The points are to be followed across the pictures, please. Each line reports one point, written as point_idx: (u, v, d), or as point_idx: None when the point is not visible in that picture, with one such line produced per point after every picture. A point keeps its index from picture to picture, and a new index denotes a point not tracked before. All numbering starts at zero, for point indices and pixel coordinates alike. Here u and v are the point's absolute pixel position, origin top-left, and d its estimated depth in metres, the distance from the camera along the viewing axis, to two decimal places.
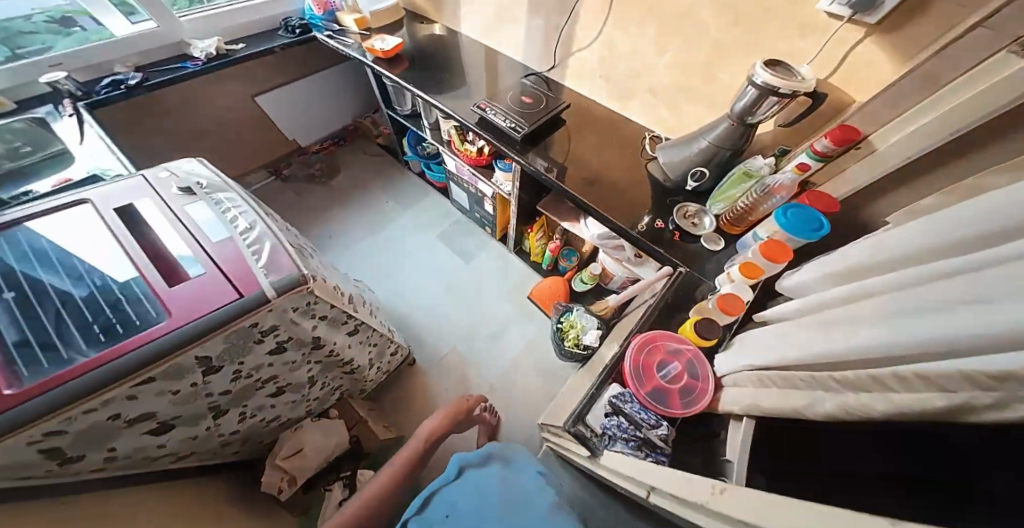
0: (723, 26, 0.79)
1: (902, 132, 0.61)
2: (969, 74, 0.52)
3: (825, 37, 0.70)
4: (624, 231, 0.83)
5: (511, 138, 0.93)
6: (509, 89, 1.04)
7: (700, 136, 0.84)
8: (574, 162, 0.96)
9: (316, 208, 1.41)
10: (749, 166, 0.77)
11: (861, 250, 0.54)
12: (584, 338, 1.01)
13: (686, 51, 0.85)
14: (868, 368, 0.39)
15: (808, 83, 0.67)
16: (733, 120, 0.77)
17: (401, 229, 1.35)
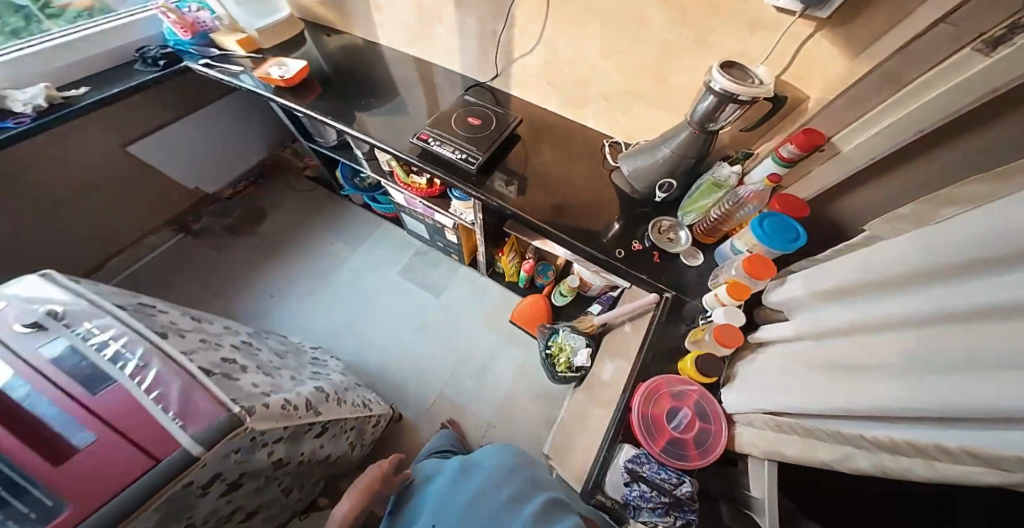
0: (670, 25, 0.72)
1: (865, 134, 0.60)
2: (938, 69, 0.51)
3: (775, 34, 0.67)
4: (597, 258, 0.80)
5: (466, 170, 0.86)
6: (451, 110, 0.94)
7: (661, 144, 0.79)
8: (536, 185, 0.89)
9: (250, 263, 1.29)
10: (717, 176, 0.75)
11: (850, 268, 0.53)
12: (575, 360, 0.96)
13: (634, 54, 0.79)
14: (901, 427, 0.37)
15: (765, 87, 0.64)
16: (694, 127, 0.73)
17: (360, 274, 1.23)
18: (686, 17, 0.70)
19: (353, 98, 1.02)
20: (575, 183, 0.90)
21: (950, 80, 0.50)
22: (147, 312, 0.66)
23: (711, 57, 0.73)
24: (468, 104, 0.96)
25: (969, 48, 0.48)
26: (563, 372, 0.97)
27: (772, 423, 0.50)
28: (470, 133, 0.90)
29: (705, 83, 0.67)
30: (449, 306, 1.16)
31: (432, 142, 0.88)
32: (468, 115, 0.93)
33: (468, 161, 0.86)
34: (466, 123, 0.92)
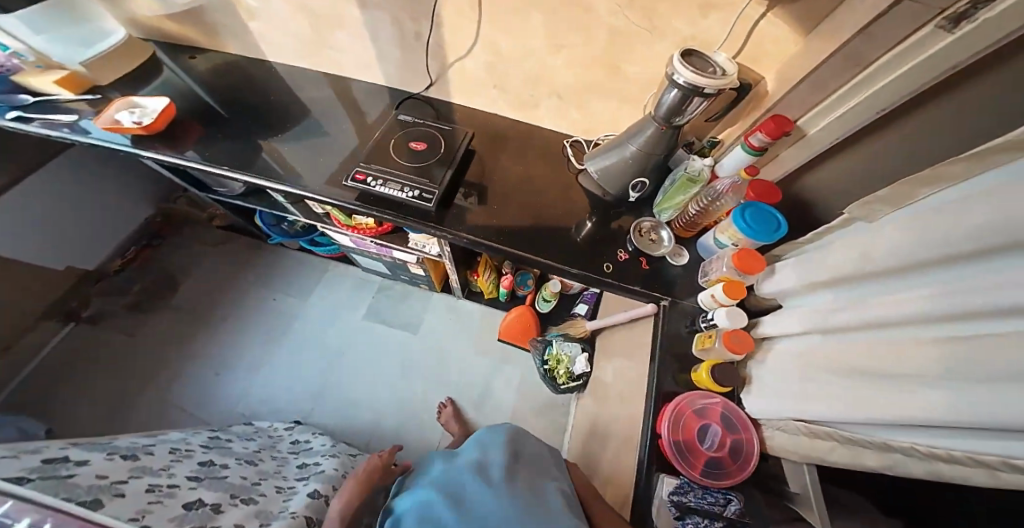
0: (617, 13, 0.64)
1: (832, 116, 0.60)
2: (897, 50, 0.50)
3: (734, 13, 0.61)
4: (582, 279, 0.75)
5: (424, 210, 0.75)
6: (388, 135, 0.83)
7: (626, 141, 0.74)
8: (504, 209, 0.80)
9: (184, 337, 1.20)
10: (689, 171, 0.72)
11: (841, 257, 0.55)
12: (574, 369, 0.96)
13: (581, 50, 0.71)
14: (957, 436, 0.37)
15: (728, 80, 0.59)
16: (660, 123, 0.68)
17: (320, 327, 1.18)
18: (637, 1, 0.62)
19: (253, 141, 0.91)
20: (546, 196, 0.83)
21: (911, 59, 0.49)
22: (64, 474, 0.54)
23: (665, 46, 0.66)
24: (411, 123, 0.84)
25: (931, 25, 0.46)
26: (564, 381, 0.97)
27: (806, 430, 0.52)
28: (416, 160, 0.79)
29: (667, 75, 0.62)
30: (430, 340, 1.11)
31: (374, 182, 0.75)
32: (410, 138, 0.82)
33: (425, 198, 0.75)
34: (409, 149, 0.80)
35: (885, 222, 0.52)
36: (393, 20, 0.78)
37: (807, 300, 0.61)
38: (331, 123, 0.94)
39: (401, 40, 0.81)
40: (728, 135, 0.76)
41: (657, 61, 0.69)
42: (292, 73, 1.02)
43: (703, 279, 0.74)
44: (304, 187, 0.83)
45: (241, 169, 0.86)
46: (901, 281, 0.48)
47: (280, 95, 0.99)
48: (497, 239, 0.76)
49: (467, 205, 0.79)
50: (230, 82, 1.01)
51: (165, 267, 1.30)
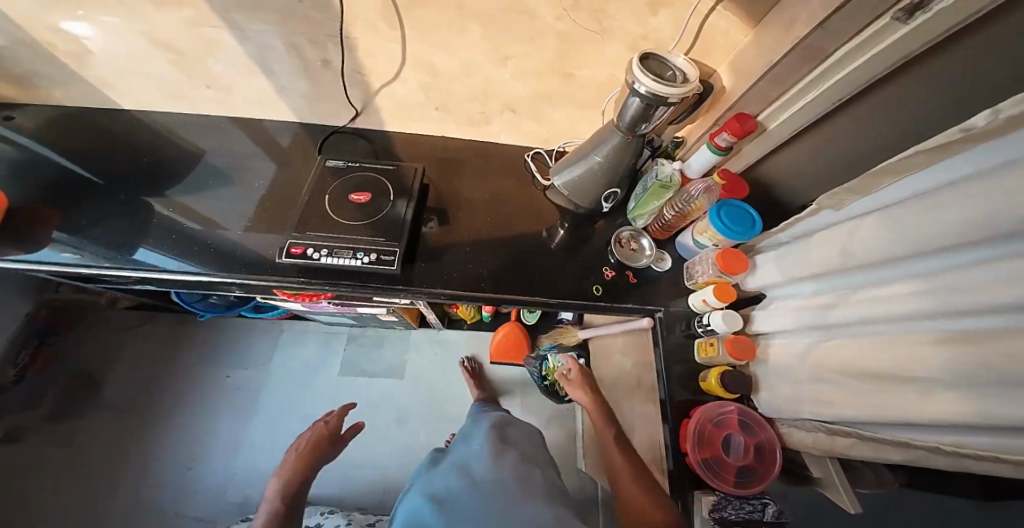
0: (559, 15, 0.55)
1: (791, 110, 0.57)
2: (855, 41, 0.46)
3: (686, 12, 0.54)
4: (570, 309, 0.69)
5: (387, 273, 0.64)
6: (318, 189, 0.70)
7: (590, 151, 0.68)
8: (476, 251, 0.71)
9: (128, 436, 1.05)
10: (661, 177, 0.67)
11: (824, 252, 0.57)
12: None
13: (525, 59, 0.62)
14: (973, 432, 0.41)
15: (689, 87, 0.52)
16: (625, 132, 0.62)
17: (294, 395, 1.07)
18: (581, 1, 0.53)
19: (142, 208, 0.73)
20: (515, 223, 0.75)
21: (866, 50, 0.46)
22: None
23: (617, 46, 0.59)
24: (360, 167, 0.73)
25: (886, 16, 0.42)
26: (566, 391, 0.99)
27: (825, 429, 0.57)
28: (362, 214, 0.67)
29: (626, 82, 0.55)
30: (420, 381, 1.08)
31: (318, 254, 0.63)
32: (349, 188, 0.70)
33: (387, 260, 0.64)
34: (351, 204, 0.68)
35: (859, 216, 0.53)
36: (290, 50, 0.64)
37: (792, 292, 0.63)
38: (243, 178, 0.78)
39: (308, 71, 0.67)
40: (689, 133, 0.72)
41: (610, 63, 0.62)
42: (177, 118, 0.82)
43: (690, 280, 0.73)
44: (215, 261, 0.68)
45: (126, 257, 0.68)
46: (884, 278, 0.50)
47: (168, 150, 0.79)
48: (476, 287, 0.67)
49: (435, 255, 0.69)
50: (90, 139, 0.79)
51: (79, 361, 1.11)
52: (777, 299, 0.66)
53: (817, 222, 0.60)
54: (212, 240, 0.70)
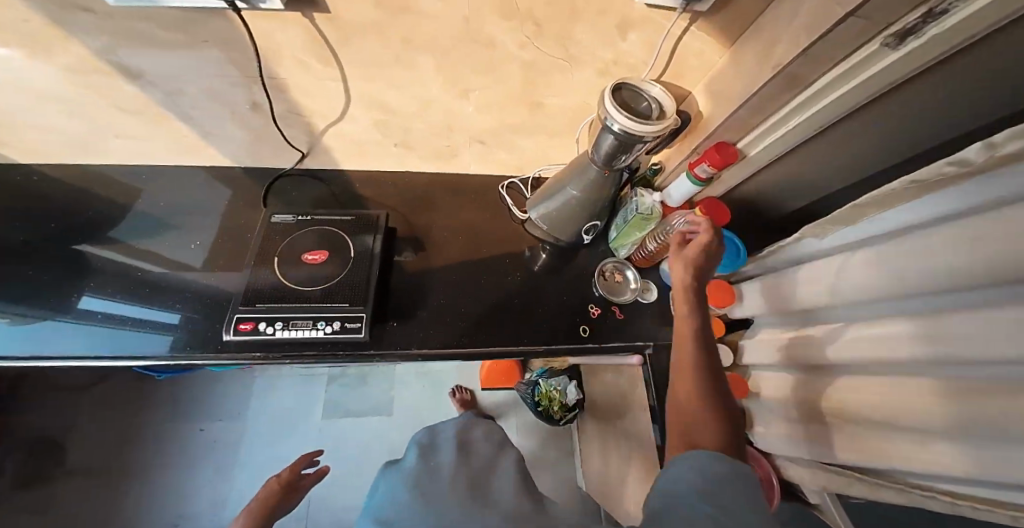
0: (522, 43, 0.48)
1: (770, 139, 0.52)
2: (839, 69, 0.41)
3: (659, 34, 0.47)
4: (556, 354, 0.65)
5: (355, 341, 0.58)
6: (267, 250, 0.63)
7: (566, 184, 0.62)
8: (451, 303, 0.66)
9: (89, 506, 0.94)
10: (641, 209, 0.63)
11: (808, 288, 0.56)
12: (567, 399, 0.99)
13: (488, 88, 0.55)
14: (977, 485, 0.40)
15: (665, 125, 0.46)
16: (601, 168, 0.56)
17: (275, 444, 1.01)
18: (544, 27, 0.46)
19: (82, 258, 0.66)
20: (492, 261, 0.71)
21: (851, 79, 0.41)
22: None
23: (586, 73, 0.52)
24: (313, 220, 0.67)
25: (874, 42, 0.37)
26: (561, 414, 1.00)
27: (822, 465, 0.60)
28: (321, 277, 0.61)
29: (599, 117, 0.50)
30: (410, 415, 1.07)
31: (271, 327, 0.56)
32: (302, 247, 0.64)
33: (353, 328, 0.58)
34: (305, 266, 0.62)
35: (846, 251, 0.51)
36: (212, 94, 0.54)
37: (780, 323, 0.64)
38: (183, 237, 0.69)
39: (237, 116, 0.58)
40: (667, 159, 0.67)
41: (579, 90, 0.56)
42: (97, 170, 0.72)
43: (676, 310, 0.70)
44: (185, 302, 0.63)
45: (67, 311, 0.61)
46: (872, 320, 0.49)
47: (90, 210, 0.69)
48: (457, 344, 0.63)
49: (410, 313, 0.64)
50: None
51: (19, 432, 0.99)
52: (765, 330, 0.67)
53: (800, 251, 0.59)
54: (182, 278, 0.65)
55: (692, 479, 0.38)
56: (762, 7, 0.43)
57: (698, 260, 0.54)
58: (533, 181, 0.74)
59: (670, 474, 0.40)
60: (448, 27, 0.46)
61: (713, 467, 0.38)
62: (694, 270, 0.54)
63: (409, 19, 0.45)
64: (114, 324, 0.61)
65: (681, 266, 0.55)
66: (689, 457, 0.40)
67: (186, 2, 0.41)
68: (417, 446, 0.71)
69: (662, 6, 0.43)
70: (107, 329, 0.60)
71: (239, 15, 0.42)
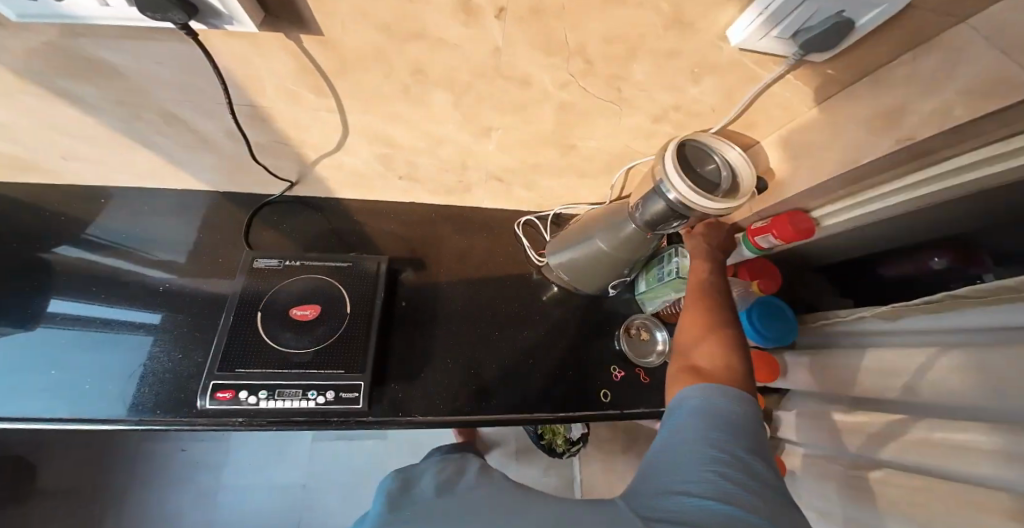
0: (564, 80, 0.39)
1: (854, 215, 0.44)
2: (970, 153, 0.34)
3: (741, 84, 0.36)
4: (576, 419, 0.61)
5: (352, 412, 0.52)
6: (256, 293, 0.55)
7: (597, 234, 0.55)
8: (466, 363, 0.61)
9: (115, 484, 1.09)
10: (683, 270, 0.55)
11: (877, 379, 0.49)
12: (571, 434, 1.08)
13: (509, 119, 0.47)
14: None
15: (735, 205, 0.37)
16: (643, 229, 0.48)
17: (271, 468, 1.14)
18: (595, 64, 0.36)
19: (51, 267, 0.59)
20: (506, 313, 0.66)
21: (976, 169, 0.34)
22: None
23: (636, 116, 0.43)
24: (298, 266, 0.59)
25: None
26: (564, 447, 1.09)
27: None
28: (318, 336, 0.54)
29: (655, 179, 0.40)
30: (404, 438, 1.20)
31: (253, 398, 0.48)
32: (292, 299, 0.56)
33: (348, 398, 0.51)
34: (291, 323, 0.54)
35: (928, 348, 0.44)
36: (176, 121, 0.44)
37: (826, 402, 0.59)
38: (150, 269, 0.60)
39: (211, 143, 0.48)
40: None
41: (624, 131, 0.47)
42: (46, 189, 0.61)
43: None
44: (153, 338, 0.55)
45: (36, 321, 0.56)
46: (945, 424, 0.42)
47: (43, 239, 0.60)
48: (468, 411, 0.58)
49: (417, 370, 0.59)
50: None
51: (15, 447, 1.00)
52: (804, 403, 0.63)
53: (862, 329, 0.52)
54: (156, 307, 0.57)
55: (696, 428, 0.34)
56: (888, 58, 0.31)
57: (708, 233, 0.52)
58: (554, 220, 0.72)
59: (673, 417, 0.38)
60: (470, 58, 0.37)
61: (710, 396, 0.36)
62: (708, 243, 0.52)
63: (421, 48, 0.36)
64: (76, 354, 0.54)
65: (694, 237, 0.53)
66: (691, 388, 0.38)
67: (117, 19, 0.29)
68: (391, 481, 0.49)
69: (762, 51, 0.31)
70: (79, 344, 0.55)
71: (198, 39, 0.32)
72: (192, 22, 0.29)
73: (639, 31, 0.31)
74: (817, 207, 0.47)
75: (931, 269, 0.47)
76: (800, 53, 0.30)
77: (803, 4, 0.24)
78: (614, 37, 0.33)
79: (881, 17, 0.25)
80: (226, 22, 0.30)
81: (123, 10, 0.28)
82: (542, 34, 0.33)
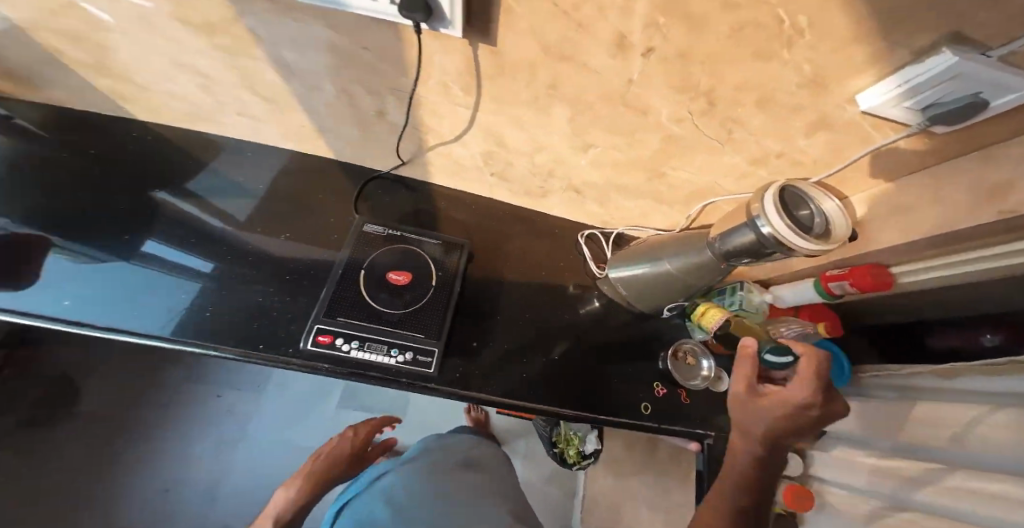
0: (681, 115, 0.44)
1: (922, 278, 0.48)
2: None
3: (852, 143, 0.41)
4: (595, 423, 0.64)
5: (421, 374, 0.58)
6: (361, 254, 0.65)
7: (668, 256, 0.60)
8: (517, 353, 0.65)
9: (137, 418, 1.18)
10: (747, 305, 0.61)
11: (927, 430, 0.51)
12: (585, 448, 1.12)
13: (613, 137, 0.53)
14: None
15: (828, 248, 0.40)
16: (719, 259, 0.53)
17: (285, 440, 1.20)
18: (718, 106, 0.41)
19: (156, 208, 0.65)
20: (558, 317, 0.71)
21: None
22: None
23: (737, 156, 0.48)
24: (399, 237, 0.68)
25: None
26: (575, 459, 1.13)
27: None
28: (408, 302, 0.62)
29: (752, 211, 0.45)
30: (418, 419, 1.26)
31: (347, 345, 0.55)
32: (389, 265, 0.65)
33: (423, 361, 0.58)
34: (387, 286, 0.63)
35: (984, 405, 0.45)
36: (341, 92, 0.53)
37: (865, 446, 0.60)
38: (242, 233, 0.65)
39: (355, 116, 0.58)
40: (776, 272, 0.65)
41: (720, 166, 0.52)
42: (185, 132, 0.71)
43: None
44: (213, 288, 0.58)
45: (130, 254, 0.60)
46: (987, 476, 0.43)
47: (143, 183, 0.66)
48: (521, 397, 0.61)
49: (479, 350, 0.64)
50: (79, 147, 0.67)
51: (60, 367, 1.19)
52: (842, 445, 0.64)
53: (917, 383, 0.53)
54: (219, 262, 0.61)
55: None
56: (1005, 139, 0.35)
57: (783, 420, 0.51)
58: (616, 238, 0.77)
59: None
60: (606, 82, 0.43)
61: None
62: (772, 426, 0.51)
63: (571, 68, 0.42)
64: (138, 291, 0.57)
65: (754, 413, 0.53)
66: None
67: (373, 12, 0.40)
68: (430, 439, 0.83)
69: (887, 117, 0.36)
70: (142, 285, 0.57)
71: (417, 35, 0.41)
72: (422, 23, 0.39)
73: (773, 86, 0.37)
74: (896, 263, 0.51)
75: (982, 346, 0.49)
76: (923, 124, 0.34)
77: (940, 84, 0.29)
78: (745, 86, 0.38)
79: (1014, 104, 0.29)
80: (443, 26, 0.40)
81: (383, 8, 0.38)
82: (680, 75, 0.39)
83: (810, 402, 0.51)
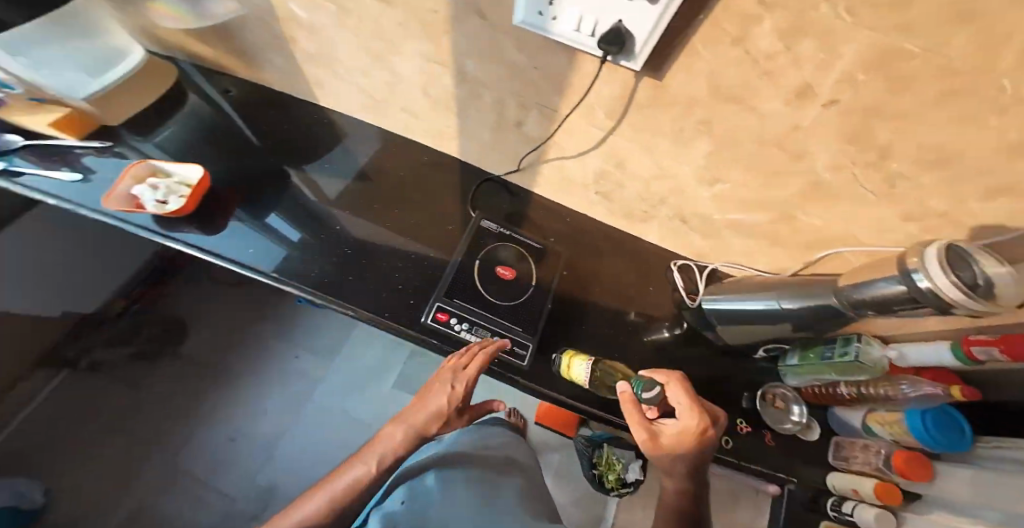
0: (840, 165, 0.46)
1: None
2: None
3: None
4: None
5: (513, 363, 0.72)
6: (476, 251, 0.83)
7: (785, 296, 0.61)
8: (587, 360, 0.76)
9: (226, 357, 1.43)
10: (864, 357, 0.62)
11: None
12: (626, 477, 1.15)
13: (749, 176, 0.56)
14: None
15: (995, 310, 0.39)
16: (849, 309, 0.53)
17: (343, 406, 1.41)
18: (886, 161, 0.43)
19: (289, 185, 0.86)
20: (630, 337, 0.79)
21: None
22: None
23: (889, 211, 0.49)
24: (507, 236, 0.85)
25: None
26: (614, 484, 1.15)
27: None
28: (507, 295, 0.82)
29: (907, 263, 0.44)
30: None
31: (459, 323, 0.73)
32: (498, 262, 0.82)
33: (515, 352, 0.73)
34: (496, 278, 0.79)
35: None
36: (493, 96, 0.70)
37: (972, 516, 0.62)
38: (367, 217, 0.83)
39: (498, 114, 0.74)
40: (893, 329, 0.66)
41: (862, 217, 0.52)
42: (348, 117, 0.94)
43: (835, 458, 0.76)
44: (313, 253, 0.78)
45: (259, 219, 0.80)
46: None
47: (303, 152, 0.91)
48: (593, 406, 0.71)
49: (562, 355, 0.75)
50: (274, 126, 0.92)
51: (173, 310, 1.46)
52: (941, 511, 0.70)
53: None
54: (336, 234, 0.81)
55: None
56: None
57: (688, 452, 0.52)
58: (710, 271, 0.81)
59: None
60: (767, 126, 0.46)
61: None
62: (688, 461, 0.52)
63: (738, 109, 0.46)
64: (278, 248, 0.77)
65: (664, 458, 0.52)
66: None
67: (572, 42, 0.46)
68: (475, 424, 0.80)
69: None
70: (280, 245, 0.77)
71: (602, 63, 0.47)
72: (609, 55, 0.45)
73: (962, 150, 0.37)
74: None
75: None
76: None
77: None
78: (931, 148, 0.39)
79: None
80: (625, 59, 0.45)
81: (584, 38, 0.45)
82: (856, 127, 0.41)
83: (704, 425, 0.52)
